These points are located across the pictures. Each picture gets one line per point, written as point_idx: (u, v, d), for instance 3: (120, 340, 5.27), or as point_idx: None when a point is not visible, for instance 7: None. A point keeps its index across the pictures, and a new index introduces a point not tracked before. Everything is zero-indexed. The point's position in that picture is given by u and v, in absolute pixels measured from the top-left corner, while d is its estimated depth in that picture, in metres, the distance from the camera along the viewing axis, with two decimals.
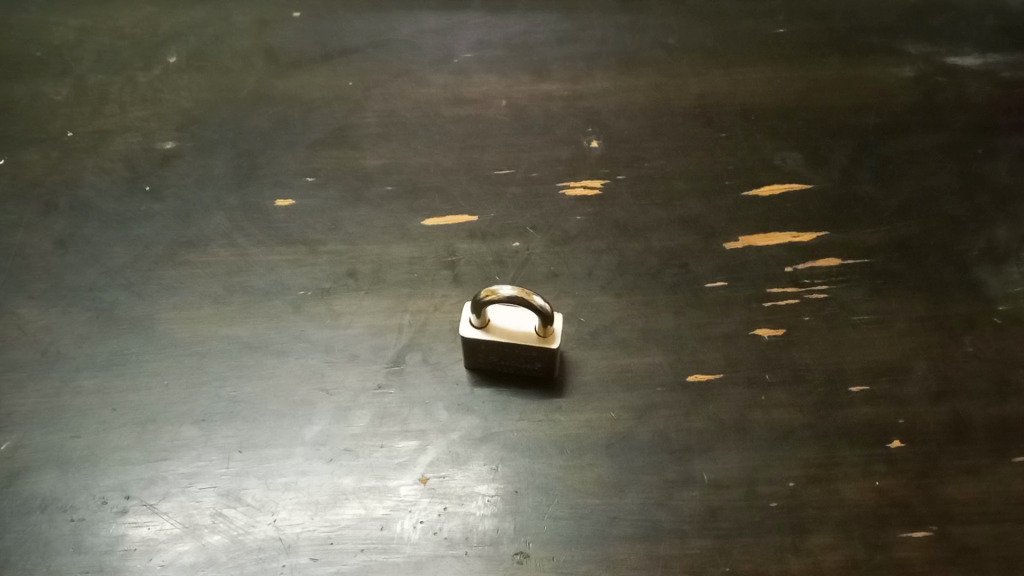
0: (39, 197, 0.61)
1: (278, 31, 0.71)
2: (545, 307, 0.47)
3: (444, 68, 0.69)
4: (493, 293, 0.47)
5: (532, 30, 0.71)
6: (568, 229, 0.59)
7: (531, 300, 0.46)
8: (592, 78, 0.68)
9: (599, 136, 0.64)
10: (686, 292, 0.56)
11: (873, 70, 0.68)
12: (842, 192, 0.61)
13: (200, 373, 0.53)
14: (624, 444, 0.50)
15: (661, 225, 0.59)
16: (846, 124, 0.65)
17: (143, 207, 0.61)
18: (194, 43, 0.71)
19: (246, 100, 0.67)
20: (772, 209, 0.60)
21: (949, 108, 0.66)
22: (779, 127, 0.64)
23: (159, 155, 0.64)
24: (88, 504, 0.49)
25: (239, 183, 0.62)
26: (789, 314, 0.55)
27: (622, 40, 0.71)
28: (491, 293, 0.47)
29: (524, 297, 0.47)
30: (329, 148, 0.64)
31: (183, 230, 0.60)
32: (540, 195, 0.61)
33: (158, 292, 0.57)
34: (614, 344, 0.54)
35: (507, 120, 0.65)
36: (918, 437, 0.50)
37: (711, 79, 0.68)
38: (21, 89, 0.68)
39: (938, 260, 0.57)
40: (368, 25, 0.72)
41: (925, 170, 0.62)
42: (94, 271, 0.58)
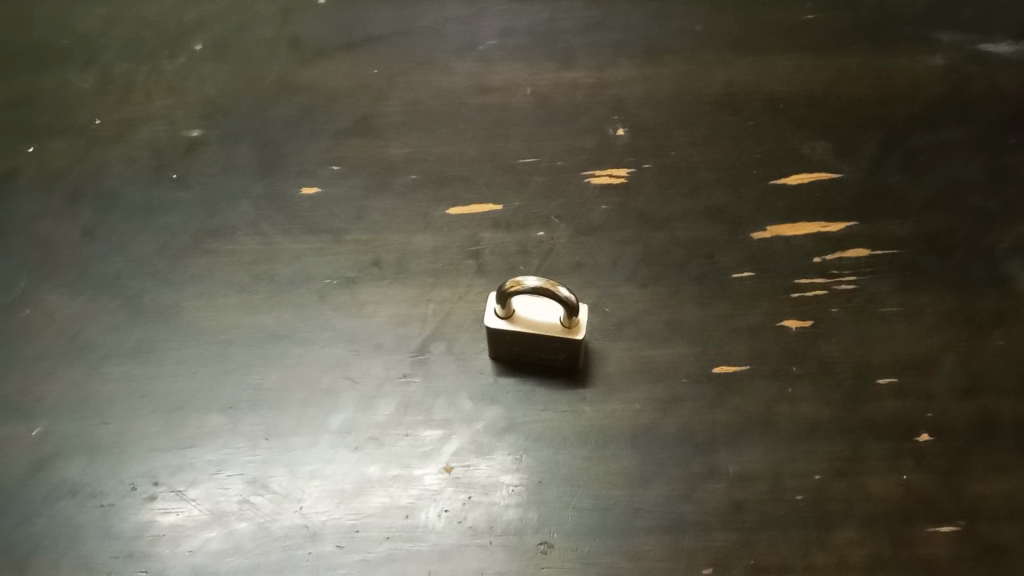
0: (67, 186, 0.62)
1: (302, 19, 0.71)
2: (570, 298, 0.47)
3: (468, 56, 0.68)
4: (518, 285, 0.47)
5: (557, 18, 0.71)
6: (592, 219, 0.59)
7: (555, 291, 0.46)
8: (616, 66, 0.67)
9: (624, 126, 0.64)
10: (712, 283, 0.56)
11: (904, 58, 0.67)
12: (870, 183, 0.60)
13: (226, 361, 0.54)
14: (649, 435, 0.50)
15: (687, 216, 0.59)
16: (875, 114, 0.64)
17: (169, 196, 0.61)
18: (219, 31, 0.71)
19: (271, 89, 0.67)
20: (800, 200, 0.59)
21: (981, 98, 0.64)
22: (807, 117, 0.64)
23: (184, 144, 0.64)
24: (116, 490, 0.49)
25: (263, 172, 0.62)
26: (816, 306, 0.55)
27: (647, 28, 0.70)
28: (516, 284, 0.47)
29: (549, 290, 0.46)
30: (353, 137, 0.64)
31: (209, 219, 0.60)
32: (564, 185, 0.61)
33: (184, 280, 0.57)
34: (638, 335, 0.54)
35: (532, 109, 0.65)
36: (945, 432, 0.50)
37: (738, 68, 0.67)
38: (48, 78, 0.68)
39: (968, 253, 0.57)
40: (392, 13, 0.71)
41: (956, 161, 0.61)
42: (122, 260, 0.59)
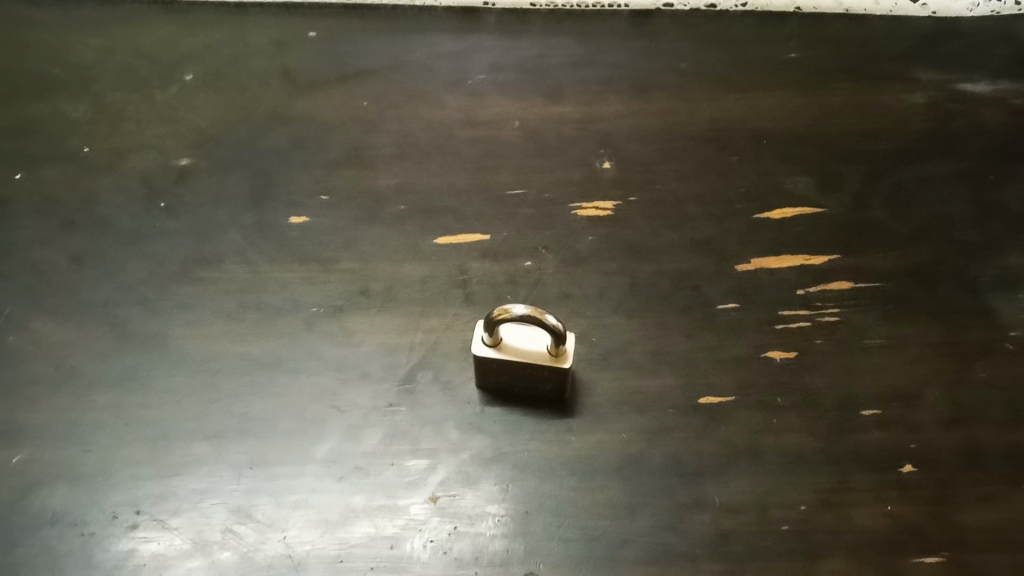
0: (57, 213, 0.62)
1: (294, 52, 0.72)
2: (557, 326, 0.47)
3: (459, 89, 0.69)
4: (507, 312, 0.47)
5: (546, 53, 0.71)
6: (580, 250, 0.59)
7: (543, 319, 0.47)
8: (605, 100, 0.68)
9: (612, 159, 0.64)
10: (698, 314, 0.56)
11: (885, 95, 0.68)
12: (853, 216, 0.61)
13: (213, 389, 0.54)
14: (636, 465, 0.50)
15: (673, 247, 0.60)
16: (858, 149, 0.65)
17: (159, 224, 0.61)
18: (212, 62, 0.72)
19: (262, 119, 0.67)
20: (784, 233, 0.60)
21: (961, 134, 0.66)
22: (792, 151, 0.65)
23: (174, 172, 0.64)
24: (98, 519, 0.49)
25: (253, 200, 0.62)
26: (801, 337, 0.55)
27: (635, 63, 0.71)
28: (504, 312, 0.47)
29: (538, 317, 0.47)
30: (343, 167, 0.64)
31: (198, 247, 0.60)
32: (553, 217, 0.61)
33: (172, 308, 0.57)
34: (625, 365, 0.54)
35: (521, 142, 0.66)
36: (930, 463, 0.50)
37: (724, 103, 0.68)
38: (41, 107, 0.69)
39: (950, 286, 0.57)
40: (384, 46, 0.72)
41: (937, 196, 0.62)
42: (110, 287, 0.59)
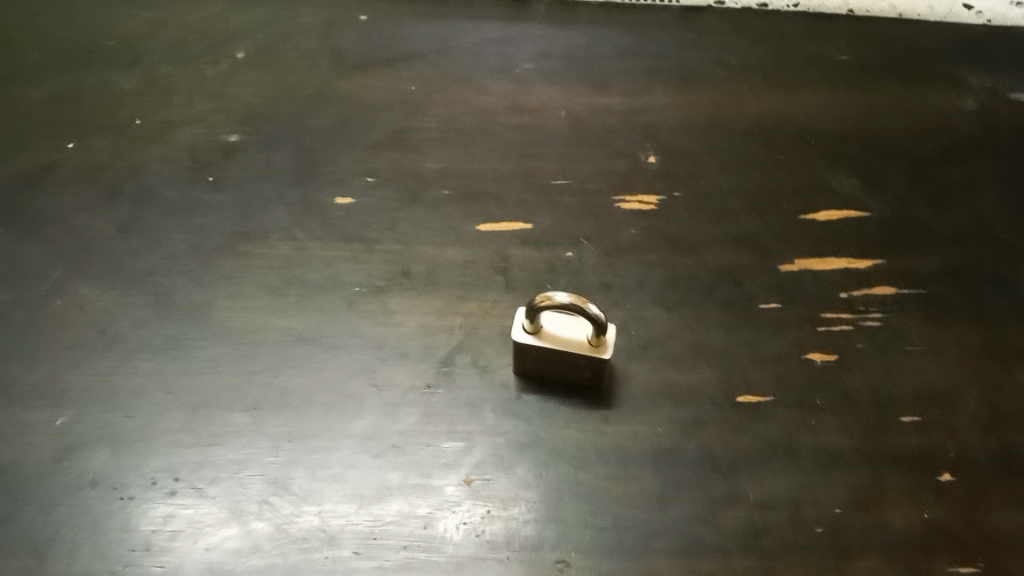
0: (105, 182, 0.63)
1: (343, 33, 0.71)
2: (599, 315, 0.47)
3: (505, 77, 0.68)
4: (549, 299, 0.47)
5: (594, 44, 0.70)
6: (620, 241, 0.59)
7: (585, 308, 0.47)
8: (651, 93, 0.67)
9: (656, 152, 0.64)
10: (738, 310, 0.56)
11: (934, 99, 0.67)
12: (898, 219, 0.60)
13: (253, 361, 0.54)
14: (670, 458, 0.50)
15: (715, 242, 0.59)
16: (906, 151, 0.64)
17: (204, 197, 0.62)
18: (261, 41, 0.71)
19: (308, 98, 0.67)
20: (828, 233, 0.59)
21: (1012, 140, 0.64)
22: (839, 151, 0.63)
23: (221, 147, 0.65)
24: (137, 484, 0.50)
25: (297, 178, 0.63)
26: (841, 338, 0.55)
27: (682, 56, 0.69)
28: (547, 298, 0.47)
29: (580, 306, 0.47)
30: (388, 149, 0.64)
31: (243, 221, 0.61)
32: (595, 207, 0.61)
33: (215, 280, 0.58)
34: (663, 358, 0.54)
35: (565, 131, 0.65)
36: (967, 469, 0.50)
37: (771, 101, 0.66)
38: (92, 77, 0.69)
39: (994, 293, 0.57)
40: (431, 31, 0.71)
41: (985, 201, 0.61)
42: (155, 256, 0.59)
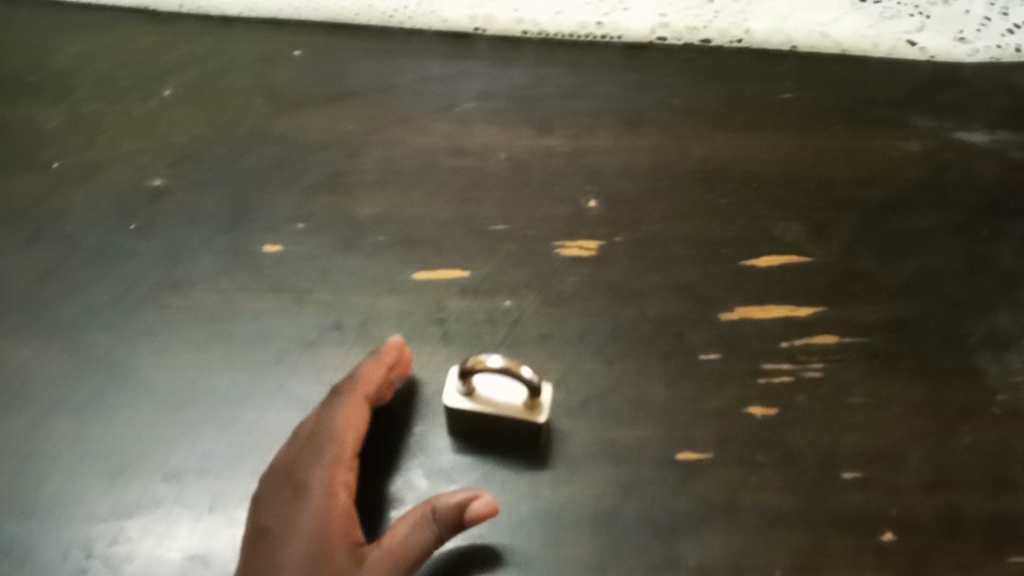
0: (24, 228, 0.60)
1: (279, 70, 0.68)
2: (533, 378, 0.46)
3: (445, 117, 0.66)
4: (481, 362, 0.46)
5: (538, 82, 0.68)
6: (562, 290, 0.58)
7: (519, 371, 0.45)
8: (595, 134, 0.65)
9: (598, 196, 0.62)
10: (679, 362, 0.55)
11: (879, 143, 0.65)
12: (843, 266, 0.59)
13: (175, 423, 0.52)
14: (608, 521, 0.49)
15: (657, 291, 0.58)
16: (851, 196, 0.63)
17: (129, 245, 0.59)
18: (194, 76, 0.68)
19: (241, 139, 0.65)
20: (771, 281, 0.58)
21: (957, 184, 0.63)
22: (783, 196, 0.62)
23: (148, 191, 0.62)
24: (48, 560, 0.47)
25: (227, 225, 0.60)
26: (783, 392, 0.54)
27: (628, 97, 0.67)
28: (479, 361, 0.46)
29: (512, 369, 0.45)
30: (323, 194, 0.62)
31: (169, 270, 0.58)
32: (535, 253, 0.60)
33: (137, 334, 0.56)
34: (603, 414, 0.53)
35: (506, 174, 0.63)
36: (909, 529, 0.49)
37: (715, 142, 0.65)
38: (13, 114, 0.66)
39: (938, 344, 0.56)
40: (372, 68, 0.68)
41: (930, 248, 0.60)
42: (75, 309, 0.57)
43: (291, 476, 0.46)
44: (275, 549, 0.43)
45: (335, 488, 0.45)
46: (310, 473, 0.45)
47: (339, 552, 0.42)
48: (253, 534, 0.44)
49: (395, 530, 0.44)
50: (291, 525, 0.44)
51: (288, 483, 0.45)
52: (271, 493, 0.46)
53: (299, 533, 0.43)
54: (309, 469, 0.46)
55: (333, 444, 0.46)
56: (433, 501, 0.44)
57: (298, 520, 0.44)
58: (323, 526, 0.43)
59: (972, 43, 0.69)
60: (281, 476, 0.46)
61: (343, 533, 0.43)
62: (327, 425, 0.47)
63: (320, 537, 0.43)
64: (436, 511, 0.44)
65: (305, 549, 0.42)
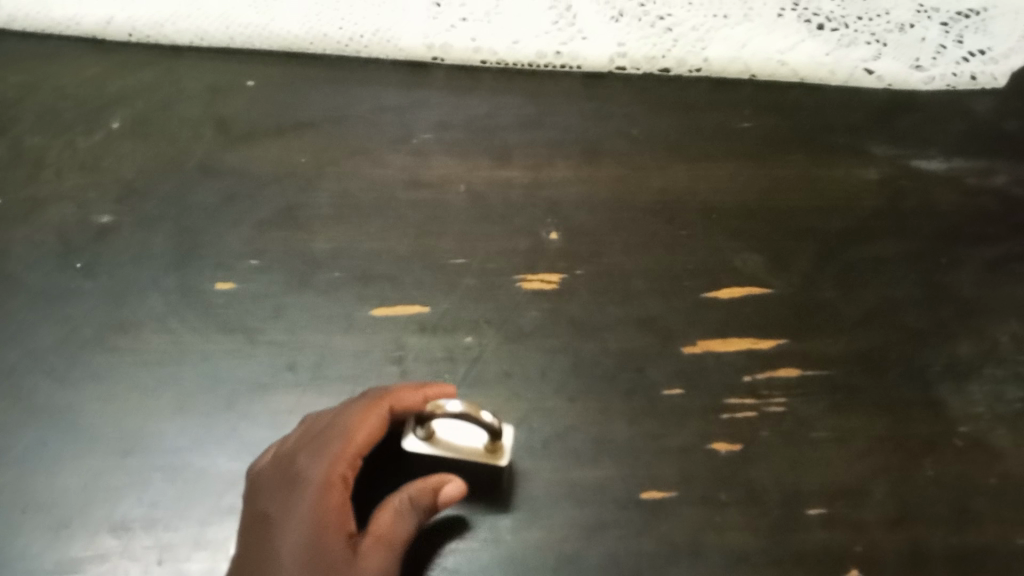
0: None
1: (230, 101, 0.66)
2: (493, 423, 0.46)
3: (402, 148, 0.65)
4: (440, 408, 0.45)
5: (496, 112, 0.67)
6: (522, 325, 0.57)
7: (478, 417, 0.45)
8: (554, 165, 0.65)
9: (558, 228, 0.61)
10: (642, 398, 0.54)
11: (838, 171, 0.65)
12: (804, 297, 0.59)
13: (121, 472, 0.50)
14: (572, 566, 0.48)
15: (619, 325, 0.57)
16: (811, 226, 0.62)
17: (73, 285, 0.57)
18: (140, 108, 0.66)
19: (191, 173, 0.63)
20: (732, 314, 0.58)
21: (915, 212, 0.63)
22: (743, 226, 0.62)
23: (93, 228, 0.60)
24: None
25: (177, 263, 0.58)
26: (747, 428, 0.53)
27: (586, 127, 0.67)
28: (437, 407, 0.45)
29: (473, 414, 0.45)
30: (276, 229, 0.60)
31: (115, 311, 0.56)
32: (495, 287, 0.59)
33: (82, 378, 0.54)
34: (566, 454, 0.52)
35: (465, 206, 0.62)
36: (874, 566, 0.48)
37: (674, 172, 0.65)
38: None
39: (899, 375, 0.56)
40: (326, 98, 0.67)
41: (889, 277, 0.60)
42: (17, 354, 0.55)
43: (292, 465, 0.46)
44: (272, 535, 0.43)
45: (333, 485, 0.45)
46: (311, 466, 0.45)
47: (332, 545, 0.42)
48: (251, 519, 0.45)
49: (381, 518, 0.44)
50: (288, 514, 0.44)
51: (288, 473, 0.45)
52: (270, 480, 0.46)
53: (296, 521, 0.43)
54: (310, 461, 0.46)
55: (339, 440, 0.46)
56: (408, 489, 0.46)
57: (296, 511, 0.44)
58: (321, 517, 0.43)
59: (928, 71, 0.69)
60: (282, 464, 0.46)
61: (341, 524, 0.44)
62: (336, 421, 0.47)
63: (317, 527, 0.43)
64: (414, 498, 0.45)
65: (302, 539, 0.42)
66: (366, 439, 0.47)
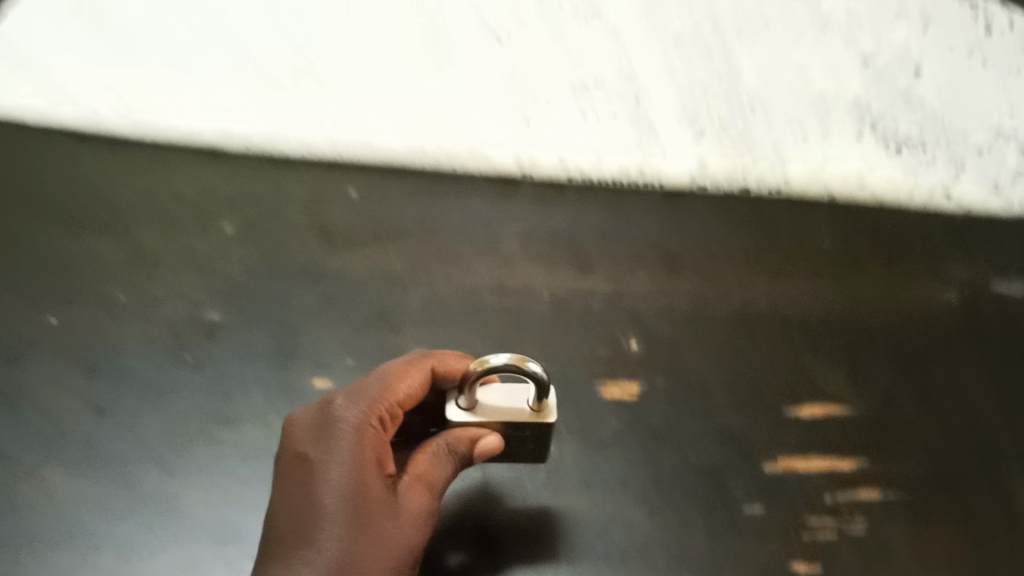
0: (86, 362, 0.62)
1: (332, 209, 0.71)
2: (539, 372, 0.48)
3: (490, 257, 0.68)
4: (484, 363, 0.48)
5: (580, 224, 0.70)
6: (603, 434, 0.59)
7: (525, 365, 0.47)
8: (635, 277, 0.67)
9: (639, 338, 0.64)
10: (722, 514, 0.55)
11: (917, 290, 0.66)
12: (885, 417, 0.59)
13: (218, 561, 0.53)
14: None
15: (699, 438, 0.58)
16: (891, 344, 0.63)
17: (183, 380, 0.61)
18: (252, 214, 0.71)
19: (295, 276, 0.67)
20: (813, 432, 0.59)
21: (996, 333, 0.64)
22: (823, 344, 0.63)
23: (205, 326, 0.64)
24: None
25: (279, 361, 0.62)
26: (829, 549, 0.53)
27: (666, 240, 0.69)
28: (483, 361, 0.48)
29: (518, 363, 0.47)
30: (372, 330, 0.64)
31: (221, 405, 0.60)
32: (577, 395, 0.61)
33: (188, 469, 0.57)
34: (646, 567, 0.52)
35: (548, 314, 0.65)
36: None
37: (753, 288, 0.66)
38: (79, 248, 0.69)
39: (984, 498, 0.56)
40: (421, 208, 0.71)
41: (970, 398, 0.61)
42: (128, 443, 0.58)
43: (332, 412, 0.48)
44: (313, 475, 0.46)
45: (370, 428, 0.48)
46: (348, 410, 0.48)
47: (372, 488, 0.46)
48: (290, 459, 0.47)
49: (421, 461, 0.49)
50: (328, 454, 0.46)
51: (328, 418, 0.48)
52: (309, 426, 0.48)
53: (336, 460, 0.46)
54: (349, 407, 0.49)
55: (375, 389, 0.50)
56: (447, 436, 0.50)
57: (337, 449, 0.47)
58: (362, 457, 0.47)
59: (1006, 194, 0.71)
60: (322, 410, 0.49)
61: (379, 461, 0.47)
62: (377, 373, 0.51)
63: (358, 470, 0.46)
64: (453, 446, 0.50)
65: (344, 479, 0.45)
66: (408, 393, 0.51)
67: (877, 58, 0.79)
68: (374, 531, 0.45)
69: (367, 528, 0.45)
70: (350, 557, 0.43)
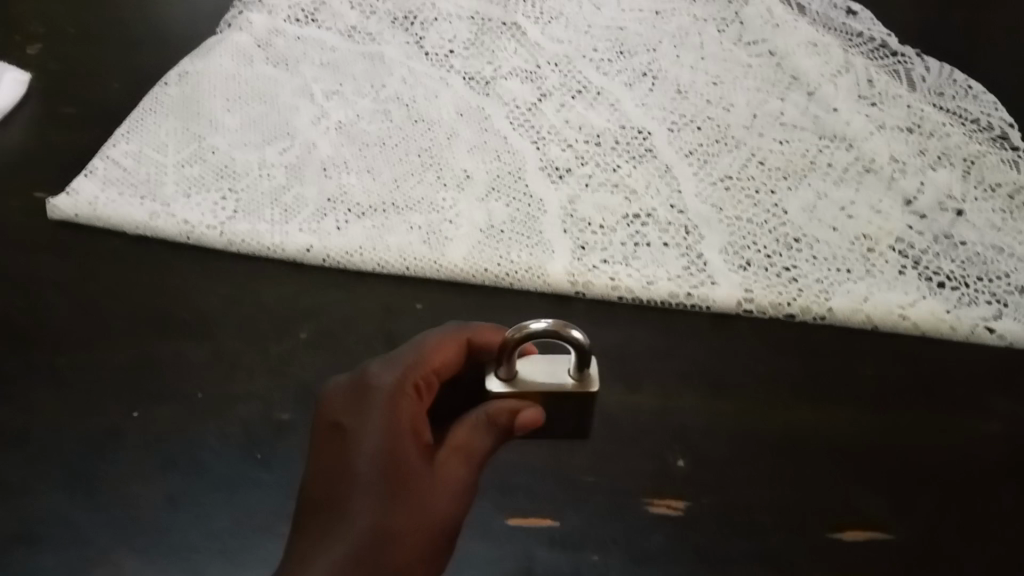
0: (163, 454, 0.66)
1: (400, 321, 0.76)
2: (576, 338, 0.53)
3: None
4: (522, 330, 0.53)
5: (630, 342, 0.74)
6: (648, 548, 0.61)
7: (564, 332, 0.53)
8: (682, 396, 0.70)
9: (686, 456, 0.66)
10: None
11: (960, 422, 0.68)
12: (929, 546, 0.61)
13: None
14: None
15: (743, 560, 0.60)
16: (935, 473, 0.65)
17: (252, 474, 0.66)
18: (325, 323, 0.76)
19: None
20: (858, 557, 0.61)
21: None
22: (867, 469, 0.65)
23: (276, 425, 0.68)
24: None
25: None
26: None
27: (714, 363, 0.72)
28: (521, 329, 0.53)
29: (557, 330, 0.53)
30: None
31: (285, 501, 0.64)
32: (623, 509, 0.63)
33: (249, 561, 0.61)
34: None
35: (597, 427, 0.67)
36: None
37: (798, 413, 0.68)
38: (166, 347, 0.74)
39: None
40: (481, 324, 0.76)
41: (1014, 529, 0.62)
42: (196, 532, 0.62)
43: (367, 378, 0.53)
44: (349, 443, 0.50)
45: (405, 398, 0.53)
46: (384, 380, 0.53)
47: (409, 455, 0.50)
48: (326, 423, 0.52)
49: (460, 433, 0.53)
50: (362, 418, 0.51)
51: (361, 386, 0.53)
52: (345, 395, 0.53)
53: (371, 430, 0.51)
54: (384, 376, 0.54)
55: (409, 362, 0.54)
56: (487, 408, 0.54)
57: (371, 417, 0.51)
58: (396, 425, 0.51)
59: None
60: (356, 376, 0.54)
61: (415, 430, 0.52)
62: (414, 346, 0.56)
63: (392, 436, 0.50)
64: (491, 418, 0.53)
65: (376, 440, 0.50)
66: (444, 362, 0.56)
67: (919, 201, 0.85)
68: (409, 490, 0.49)
69: (403, 489, 0.49)
70: (386, 516, 0.48)
